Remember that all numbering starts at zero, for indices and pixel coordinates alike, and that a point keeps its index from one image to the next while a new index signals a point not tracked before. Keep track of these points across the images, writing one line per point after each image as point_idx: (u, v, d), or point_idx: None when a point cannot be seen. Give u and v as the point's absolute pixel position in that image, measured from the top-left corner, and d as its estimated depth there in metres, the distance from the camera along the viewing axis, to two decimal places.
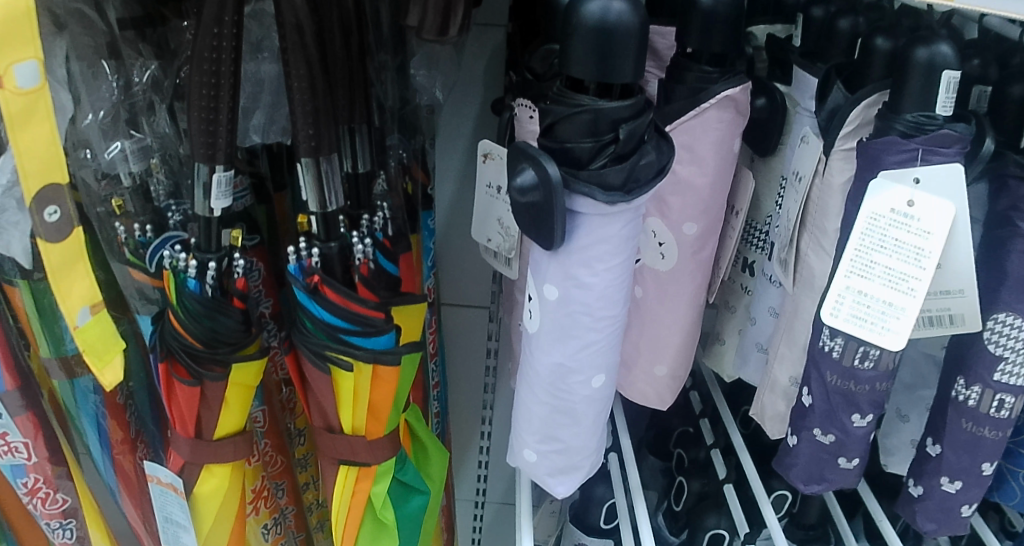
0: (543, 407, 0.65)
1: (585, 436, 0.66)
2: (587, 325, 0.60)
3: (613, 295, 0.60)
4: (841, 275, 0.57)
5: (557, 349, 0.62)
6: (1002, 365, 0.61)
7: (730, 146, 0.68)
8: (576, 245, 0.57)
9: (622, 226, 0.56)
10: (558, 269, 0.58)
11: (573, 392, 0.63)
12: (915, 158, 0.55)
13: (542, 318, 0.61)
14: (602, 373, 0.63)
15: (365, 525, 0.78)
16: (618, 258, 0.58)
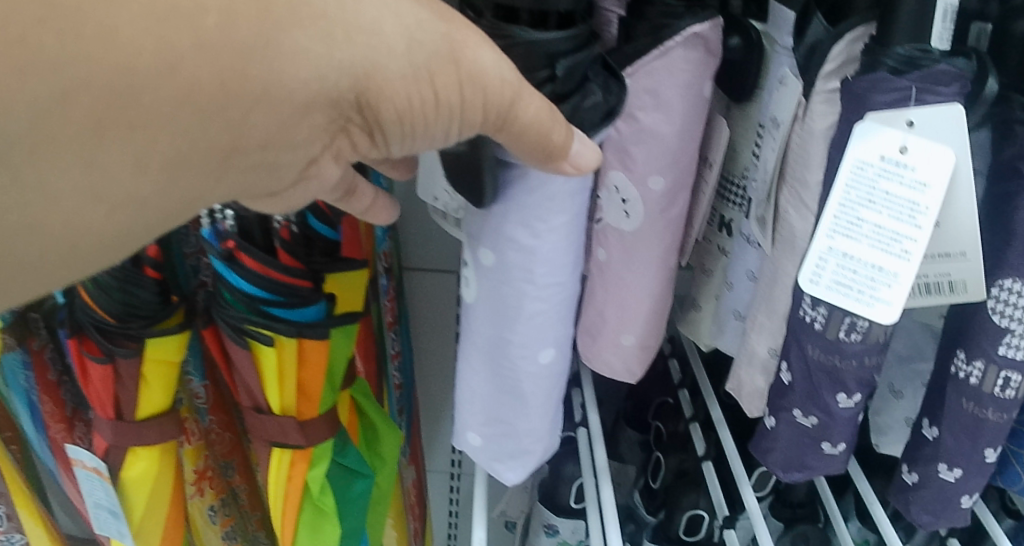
0: (486, 384, 0.59)
1: (534, 417, 0.60)
2: (529, 294, 0.53)
3: (560, 261, 0.52)
4: (823, 235, 0.48)
5: (498, 321, 0.55)
6: (1008, 338, 0.53)
7: (700, 90, 0.60)
8: (511, 202, 0.49)
9: (566, 182, 0.49)
10: (493, 230, 0.51)
11: (517, 368, 0.56)
12: (909, 97, 0.47)
13: (480, 285, 0.54)
14: (550, 347, 0.56)
15: (305, 512, 0.71)
16: (563, 219, 0.50)
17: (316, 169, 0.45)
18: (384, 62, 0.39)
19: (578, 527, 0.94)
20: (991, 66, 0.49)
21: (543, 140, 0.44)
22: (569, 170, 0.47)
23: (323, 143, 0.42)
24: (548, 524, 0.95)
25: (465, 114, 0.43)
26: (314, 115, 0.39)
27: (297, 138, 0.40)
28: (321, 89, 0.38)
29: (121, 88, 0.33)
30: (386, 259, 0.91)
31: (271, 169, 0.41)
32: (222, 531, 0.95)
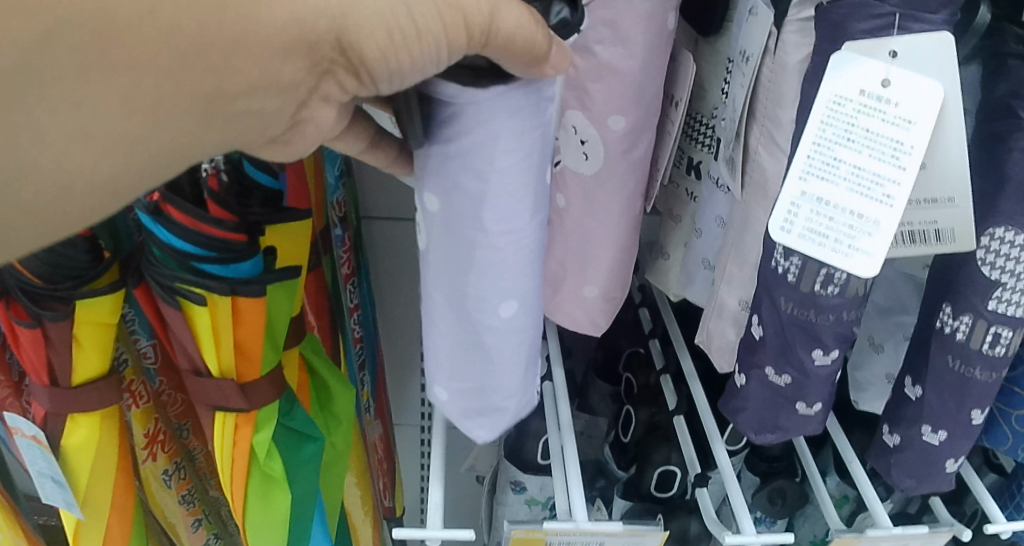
0: (444, 342, 0.49)
1: (503, 374, 0.50)
2: (482, 238, 0.43)
3: (518, 200, 0.43)
4: (796, 177, 0.43)
5: (451, 272, 0.46)
6: (999, 291, 0.50)
7: (665, 22, 0.54)
8: (456, 128, 0.40)
9: (515, 104, 0.40)
10: (435, 166, 0.42)
11: (476, 323, 0.47)
12: (893, 24, 0.42)
13: (429, 230, 0.45)
14: (512, 298, 0.46)
15: (253, 478, 0.68)
16: (517, 149, 0.41)
17: (309, 121, 0.44)
18: (359, 2, 0.37)
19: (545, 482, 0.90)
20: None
21: (507, 57, 0.38)
22: (547, 74, 0.40)
23: (307, 95, 0.42)
24: (515, 481, 0.91)
25: (447, 44, 0.38)
26: (302, 63, 0.39)
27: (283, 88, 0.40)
28: (293, 33, 0.37)
29: (106, 23, 0.35)
30: (340, 209, 0.86)
31: (260, 119, 0.42)
32: (178, 495, 0.92)
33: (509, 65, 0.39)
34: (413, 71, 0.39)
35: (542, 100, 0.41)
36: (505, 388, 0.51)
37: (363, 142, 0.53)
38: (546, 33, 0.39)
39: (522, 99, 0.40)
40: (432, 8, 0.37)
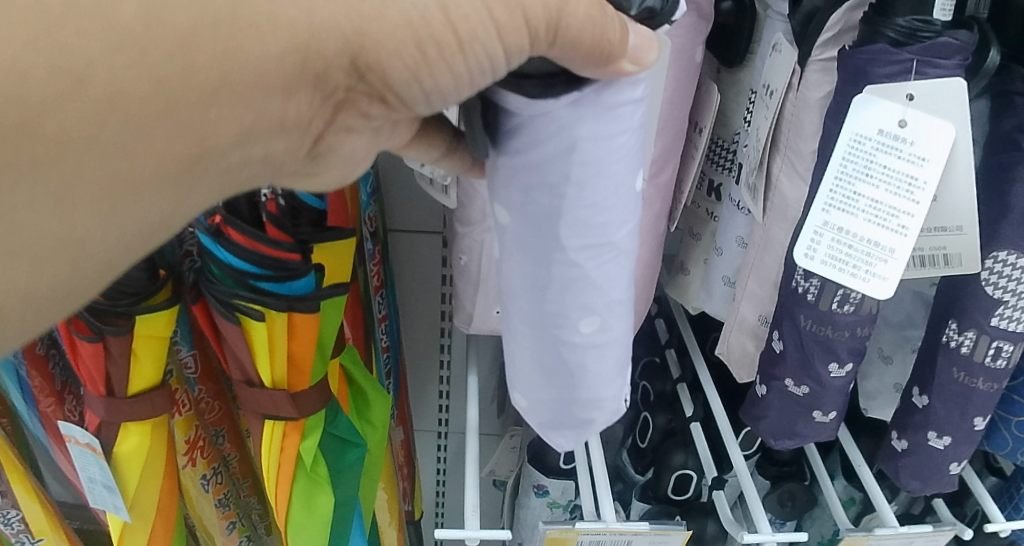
0: (523, 362, 0.46)
1: (590, 398, 0.46)
2: (560, 258, 0.40)
3: (599, 214, 0.39)
4: (820, 208, 0.49)
5: (529, 295, 0.43)
6: (1001, 309, 0.54)
7: (692, 56, 0.59)
8: (527, 143, 0.37)
9: (596, 114, 0.36)
10: (506, 183, 0.39)
11: (557, 346, 0.44)
12: (910, 70, 0.46)
13: (503, 247, 0.43)
14: (595, 316, 0.42)
15: (298, 482, 0.72)
16: (597, 161, 0.37)
17: (339, 143, 0.39)
18: (381, 7, 0.32)
19: (568, 487, 0.94)
20: (992, 38, 0.49)
21: (579, 56, 0.34)
22: (625, 68, 0.35)
23: (315, 129, 0.37)
24: (538, 485, 0.95)
25: (505, 47, 0.33)
26: (313, 91, 0.34)
27: (281, 128, 0.36)
28: (293, 70, 0.33)
29: (26, 108, 0.30)
30: (372, 224, 0.91)
31: (271, 161, 0.37)
32: (215, 499, 0.96)
33: (580, 63, 0.34)
34: (462, 83, 0.34)
35: (627, 112, 0.37)
36: (598, 414, 0.47)
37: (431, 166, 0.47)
38: (618, 27, 0.34)
39: (601, 114, 0.36)
40: (478, 9, 0.33)
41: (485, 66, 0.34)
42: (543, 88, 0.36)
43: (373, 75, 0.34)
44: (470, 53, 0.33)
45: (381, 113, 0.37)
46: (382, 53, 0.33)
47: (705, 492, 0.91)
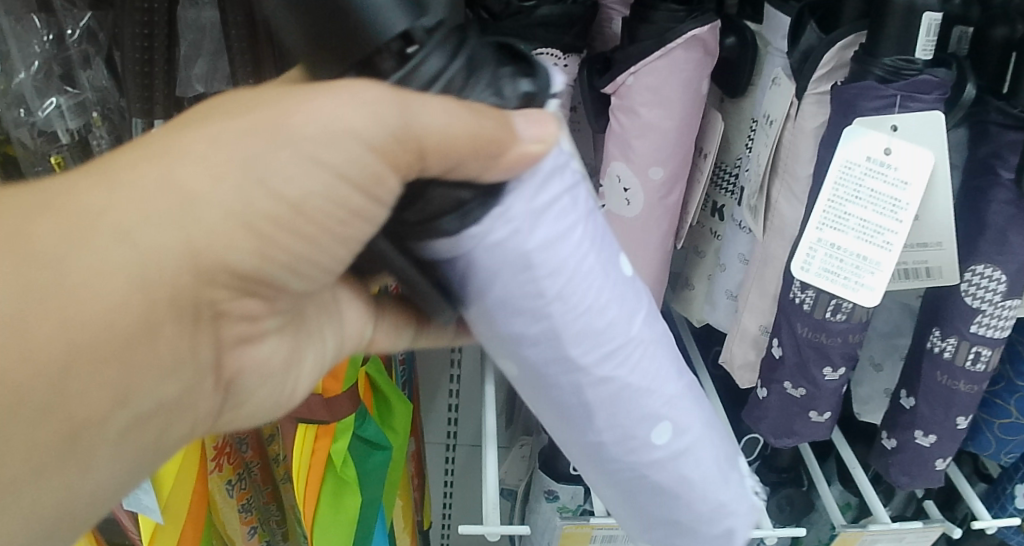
0: (621, 492, 0.47)
1: (710, 498, 0.47)
2: (593, 384, 0.41)
3: (600, 319, 0.39)
4: (814, 227, 0.55)
5: (579, 433, 0.43)
6: (979, 317, 0.60)
7: (697, 88, 0.65)
8: (494, 297, 0.37)
9: (527, 213, 0.36)
10: (500, 340, 0.40)
11: (642, 468, 0.44)
12: (893, 105, 0.52)
13: (530, 401, 0.44)
14: (663, 421, 0.43)
15: (327, 482, 0.77)
16: (566, 269, 0.37)
17: (234, 364, 0.46)
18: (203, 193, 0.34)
19: (577, 493, 0.98)
20: (971, 76, 0.55)
21: (469, 156, 0.33)
22: (530, 150, 0.34)
23: (200, 332, 0.40)
24: (549, 490, 1.00)
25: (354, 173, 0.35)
26: (209, 254, 0.35)
27: (164, 359, 0.38)
28: (135, 281, 0.34)
29: None
30: None
31: (183, 399, 0.41)
32: (238, 505, 0.99)
33: (473, 165, 0.34)
34: (359, 214, 0.36)
35: (564, 201, 0.37)
36: (710, 512, 0.47)
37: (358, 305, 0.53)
38: (494, 116, 0.34)
39: (540, 219, 0.36)
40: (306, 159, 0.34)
41: (375, 195, 0.35)
42: (458, 216, 0.35)
43: (258, 225, 0.35)
44: (342, 181, 0.35)
45: (299, 247, 0.37)
46: (252, 202, 0.34)
47: None
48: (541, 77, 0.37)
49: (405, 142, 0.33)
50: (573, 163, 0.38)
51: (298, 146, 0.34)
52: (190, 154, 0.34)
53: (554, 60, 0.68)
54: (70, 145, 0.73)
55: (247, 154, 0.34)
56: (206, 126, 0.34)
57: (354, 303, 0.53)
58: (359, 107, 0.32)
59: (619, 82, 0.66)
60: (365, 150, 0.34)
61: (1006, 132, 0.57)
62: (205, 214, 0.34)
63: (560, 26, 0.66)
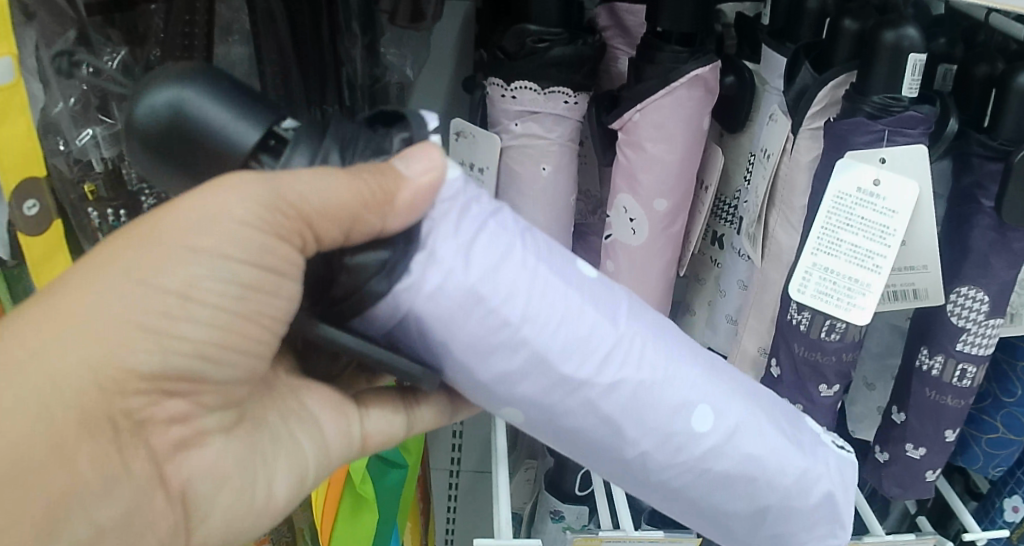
0: (696, 495, 0.48)
1: (780, 463, 0.48)
2: (604, 392, 0.43)
3: (577, 327, 0.42)
4: (809, 252, 0.59)
5: (617, 453, 0.46)
6: (964, 335, 0.65)
7: (699, 124, 0.70)
8: (461, 344, 0.41)
9: (453, 251, 0.40)
10: (494, 386, 0.43)
11: (695, 458, 0.46)
12: (882, 139, 0.57)
13: (552, 442, 0.46)
14: (690, 404, 0.45)
15: (344, 499, 0.80)
16: (518, 292, 0.41)
17: (178, 473, 0.46)
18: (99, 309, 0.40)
19: (583, 512, 1.01)
20: (952, 111, 0.60)
21: (359, 212, 0.39)
22: (411, 196, 0.39)
23: (126, 446, 0.43)
24: (555, 510, 1.02)
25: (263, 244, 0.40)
26: (117, 356, 0.40)
27: (91, 479, 0.42)
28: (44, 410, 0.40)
29: None
30: None
31: (130, 517, 0.44)
32: None
33: (371, 218, 0.39)
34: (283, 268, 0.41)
35: (489, 233, 0.41)
36: (797, 482, 0.49)
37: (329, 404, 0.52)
38: (371, 175, 0.39)
39: (469, 254, 0.40)
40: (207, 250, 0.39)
41: (270, 265, 0.40)
42: (384, 276, 0.39)
43: (159, 327, 0.40)
44: (229, 261, 0.40)
45: (213, 336, 0.41)
46: (145, 303, 0.39)
47: None
48: (417, 117, 0.44)
49: (281, 212, 0.39)
50: (482, 198, 0.43)
51: (178, 244, 0.39)
52: (85, 286, 0.40)
53: (565, 98, 0.72)
54: (104, 173, 0.66)
55: (133, 266, 0.40)
56: (95, 262, 0.40)
57: (326, 409, 0.52)
58: (227, 191, 0.38)
59: (627, 118, 0.71)
60: (242, 228, 0.39)
61: (987, 163, 0.62)
62: (103, 322, 0.40)
63: (571, 65, 0.71)
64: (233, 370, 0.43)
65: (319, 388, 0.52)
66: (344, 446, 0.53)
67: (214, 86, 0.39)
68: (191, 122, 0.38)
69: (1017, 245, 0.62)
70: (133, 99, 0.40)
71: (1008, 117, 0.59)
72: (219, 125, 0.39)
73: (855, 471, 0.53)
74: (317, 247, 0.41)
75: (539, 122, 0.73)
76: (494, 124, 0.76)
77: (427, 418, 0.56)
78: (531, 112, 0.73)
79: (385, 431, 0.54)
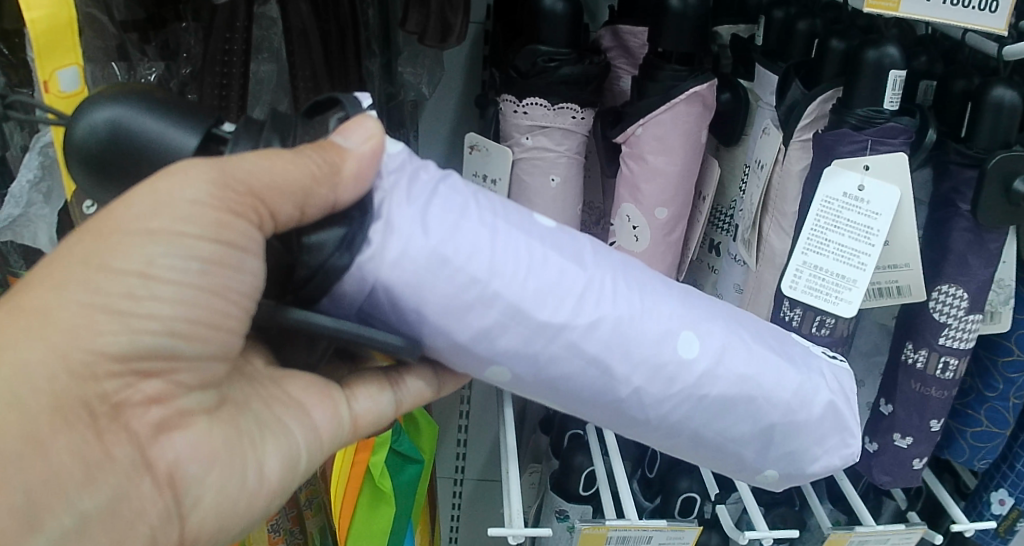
0: (702, 419, 0.52)
1: (773, 379, 0.53)
2: (583, 333, 0.47)
3: (543, 276, 0.46)
4: (800, 251, 0.65)
5: (613, 392, 0.50)
6: (946, 331, 0.72)
7: (697, 137, 0.76)
8: (431, 308, 0.44)
9: (408, 219, 0.44)
10: (474, 345, 0.46)
11: (682, 385, 0.50)
12: (865, 148, 0.63)
13: (537, 392, 0.50)
14: (670, 334, 0.50)
15: (363, 496, 0.86)
16: (481, 249, 0.45)
17: (164, 456, 0.46)
18: (58, 305, 0.42)
19: (587, 511, 1.05)
20: (931, 123, 0.66)
21: (309, 187, 0.42)
22: (350, 168, 0.44)
23: (105, 431, 0.44)
24: (560, 509, 1.06)
25: (221, 222, 0.42)
26: (84, 341, 0.42)
27: (73, 467, 0.43)
28: (42, 390, 0.42)
29: None
30: None
31: (116, 502, 0.45)
32: None
33: (322, 191, 0.43)
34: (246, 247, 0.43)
35: (438, 201, 0.46)
36: (795, 395, 0.54)
37: (314, 386, 0.54)
38: (317, 152, 0.44)
39: (426, 219, 0.44)
40: (161, 228, 0.42)
41: (227, 240, 0.42)
42: (344, 251, 0.43)
43: (123, 307, 0.42)
44: (186, 238, 0.42)
45: (185, 313, 0.43)
46: (105, 286, 0.42)
47: (709, 511, 1.02)
48: (350, 99, 0.49)
49: (231, 188, 0.42)
50: (427, 167, 0.48)
51: (136, 228, 0.42)
52: (44, 283, 0.42)
53: (573, 113, 0.78)
54: None
55: (90, 255, 0.42)
56: (55, 260, 0.43)
57: (309, 394, 0.53)
58: (176, 174, 0.41)
59: (630, 133, 0.76)
60: (193, 206, 0.41)
61: (964, 170, 0.68)
62: (65, 311, 0.42)
63: (580, 83, 0.76)
64: (212, 348, 0.45)
65: (300, 376, 0.54)
66: (334, 429, 0.54)
67: (145, 102, 0.44)
68: (128, 134, 0.43)
69: (992, 247, 0.69)
70: (69, 123, 0.44)
71: (983, 128, 0.65)
72: (155, 133, 0.43)
73: (849, 377, 0.60)
74: (273, 224, 0.44)
75: (549, 136, 0.79)
76: (506, 138, 0.81)
77: (415, 391, 0.57)
78: (541, 127, 0.78)
79: (373, 407, 0.56)
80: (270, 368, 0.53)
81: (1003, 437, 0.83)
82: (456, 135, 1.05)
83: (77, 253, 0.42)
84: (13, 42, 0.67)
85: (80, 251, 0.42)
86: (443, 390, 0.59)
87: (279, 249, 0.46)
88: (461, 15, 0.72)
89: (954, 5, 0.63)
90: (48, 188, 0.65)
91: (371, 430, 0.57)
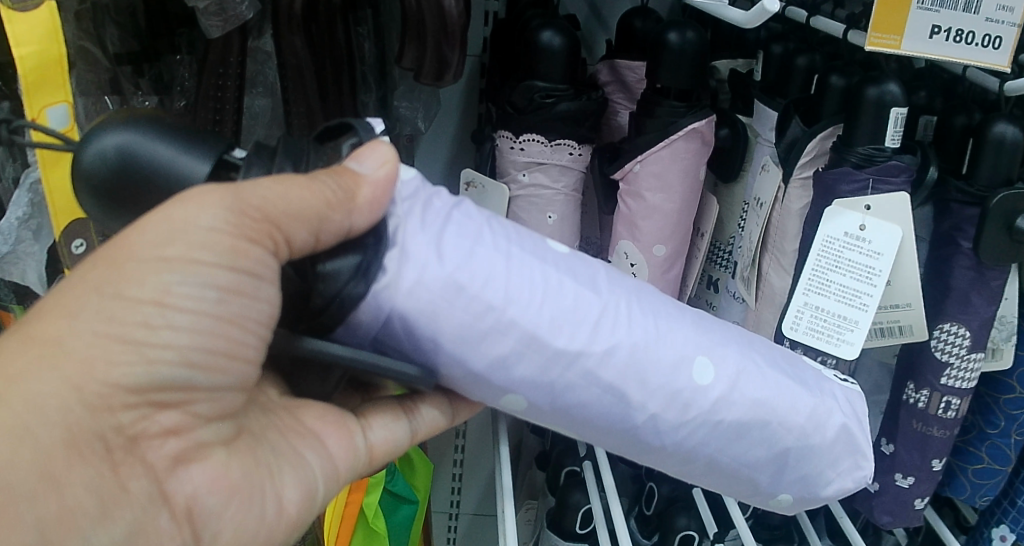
0: (719, 446, 0.51)
1: (791, 405, 0.52)
2: (598, 359, 0.46)
3: (558, 302, 0.45)
4: (801, 292, 0.64)
5: (628, 419, 0.48)
6: (947, 370, 0.71)
7: (697, 173, 0.75)
8: (445, 335, 0.43)
9: (423, 246, 0.43)
10: (490, 374, 0.45)
11: (696, 410, 0.49)
12: (866, 187, 0.62)
13: (550, 418, 0.49)
14: (685, 358, 0.49)
15: (358, 534, 0.86)
16: (496, 275, 0.44)
17: (182, 490, 0.45)
18: (68, 334, 0.40)
19: None
20: (933, 160, 0.65)
21: (324, 212, 0.41)
22: (365, 194, 0.43)
23: (120, 465, 0.43)
24: None
25: (237, 248, 0.41)
26: (97, 374, 0.40)
27: (88, 502, 0.42)
28: (55, 427, 0.40)
29: None
30: None
31: (134, 537, 0.43)
32: None
33: (338, 217, 0.42)
34: (261, 276, 0.42)
35: (452, 227, 0.44)
36: (810, 419, 0.53)
37: (332, 416, 0.53)
38: (332, 177, 0.43)
39: (440, 248, 0.43)
40: (179, 256, 0.40)
41: (243, 267, 0.41)
42: (360, 279, 0.42)
43: (139, 338, 0.40)
44: (201, 266, 0.40)
45: (204, 343, 0.41)
46: (120, 316, 0.40)
47: None
48: (363, 124, 0.49)
49: (247, 215, 0.40)
50: (439, 193, 0.47)
51: (149, 256, 0.40)
52: (55, 313, 0.41)
53: (570, 149, 0.77)
54: None
55: (103, 283, 0.40)
56: (66, 290, 0.41)
57: (324, 423, 0.52)
58: (192, 203, 0.40)
59: (629, 169, 0.76)
60: (209, 234, 0.40)
61: (965, 208, 0.67)
62: (77, 340, 0.40)
63: (576, 120, 0.76)
64: (230, 380, 0.44)
65: (315, 404, 0.52)
66: (351, 461, 0.53)
67: (157, 129, 0.43)
68: (135, 159, 0.42)
69: (994, 285, 0.68)
70: (75, 148, 0.43)
71: (984, 165, 0.65)
72: (166, 158, 0.42)
73: (862, 400, 0.58)
74: (288, 250, 0.43)
75: (546, 172, 0.78)
76: (503, 175, 0.81)
77: (428, 421, 0.56)
78: (539, 163, 0.77)
79: (388, 437, 0.54)
80: (284, 397, 0.52)
81: (1004, 474, 0.82)
82: (452, 166, 1.05)
83: (92, 279, 0.41)
84: (7, 73, 0.64)
85: (93, 282, 0.41)
86: (457, 418, 0.58)
87: (294, 280, 0.45)
88: (458, 49, 0.71)
89: (957, 42, 0.63)
90: (38, 225, 0.64)
91: (386, 460, 0.55)
